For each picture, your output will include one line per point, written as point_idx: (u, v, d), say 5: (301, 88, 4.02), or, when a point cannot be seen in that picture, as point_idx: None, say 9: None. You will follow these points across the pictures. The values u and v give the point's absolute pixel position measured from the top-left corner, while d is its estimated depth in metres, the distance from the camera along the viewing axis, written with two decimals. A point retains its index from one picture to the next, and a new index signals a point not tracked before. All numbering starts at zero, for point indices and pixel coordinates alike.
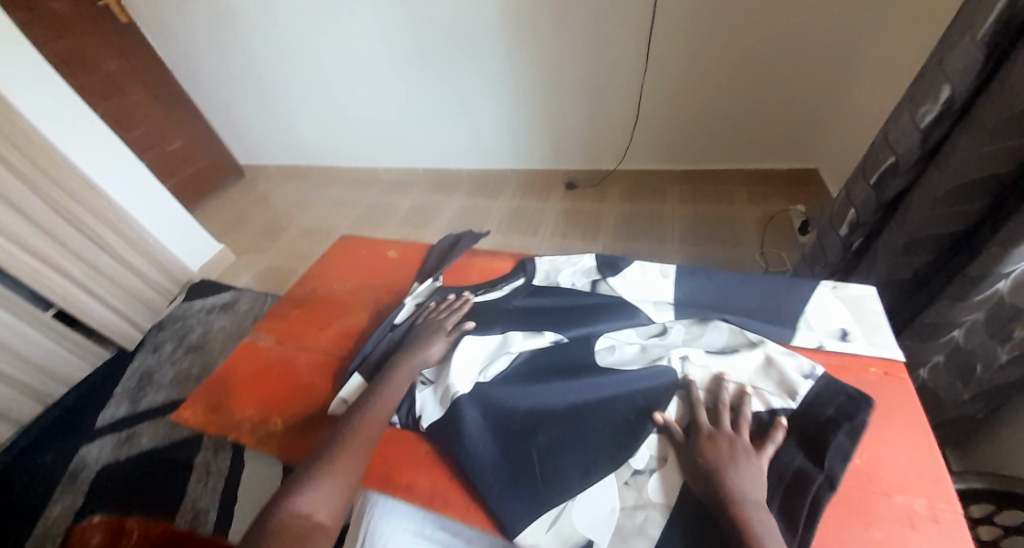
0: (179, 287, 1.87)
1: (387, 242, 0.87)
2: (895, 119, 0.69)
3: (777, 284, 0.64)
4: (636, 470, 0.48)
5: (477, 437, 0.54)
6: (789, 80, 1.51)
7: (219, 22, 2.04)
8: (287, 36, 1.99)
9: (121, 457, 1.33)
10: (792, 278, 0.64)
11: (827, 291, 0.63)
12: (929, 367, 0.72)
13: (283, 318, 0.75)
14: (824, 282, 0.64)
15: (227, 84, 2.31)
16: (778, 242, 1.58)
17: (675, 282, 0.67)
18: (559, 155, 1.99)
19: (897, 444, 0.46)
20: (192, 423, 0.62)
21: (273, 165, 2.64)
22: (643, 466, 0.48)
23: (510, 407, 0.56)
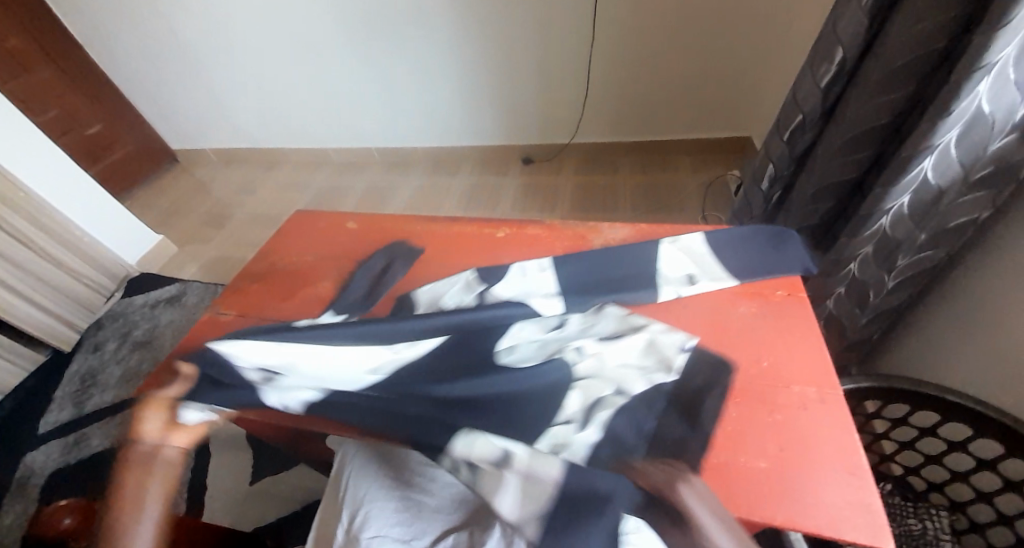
0: (117, 282, 1.76)
1: (344, 215, 0.88)
2: (801, 81, 0.78)
3: (628, 252, 0.68)
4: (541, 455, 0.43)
5: (375, 412, 0.50)
6: (722, 51, 1.62)
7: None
8: (217, 10, 1.87)
9: (71, 459, 1.27)
10: (637, 243, 0.69)
11: (667, 247, 0.67)
12: (834, 299, 0.83)
13: (243, 293, 0.75)
14: (664, 240, 0.69)
15: (150, 62, 2.13)
16: (716, 206, 1.70)
17: (554, 272, 0.66)
18: (512, 130, 2.02)
19: (796, 349, 0.54)
20: (158, 398, 0.62)
21: (211, 151, 2.48)
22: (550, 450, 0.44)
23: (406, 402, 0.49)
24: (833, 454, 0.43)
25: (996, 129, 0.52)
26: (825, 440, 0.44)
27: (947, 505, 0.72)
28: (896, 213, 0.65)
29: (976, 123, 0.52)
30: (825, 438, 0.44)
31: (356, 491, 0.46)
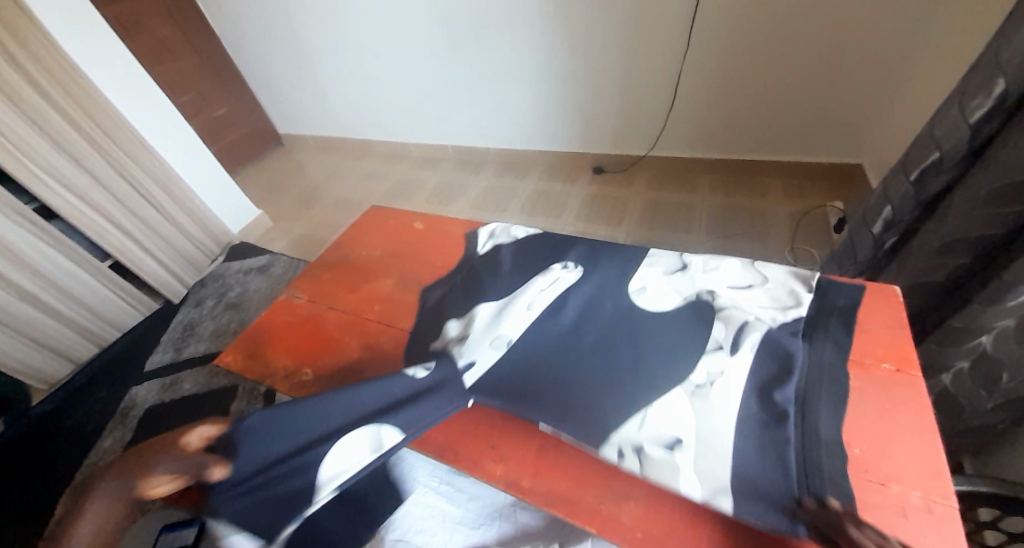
0: (221, 247, 1.98)
1: (414, 214, 0.90)
2: (943, 115, 0.67)
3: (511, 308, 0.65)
4: (697, 384, 0.49)
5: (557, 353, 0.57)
6: (838, 68, 1.43)
7: None
8: (330, 11, 2.03)
9: (166, 398, 1.45)
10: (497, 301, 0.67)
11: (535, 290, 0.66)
12: (953, 373, 0.70)
13: (317, 278, 0.80)
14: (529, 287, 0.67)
15: (271, 54, 2.37)
16: (810, 240, 1.53)
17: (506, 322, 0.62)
18: (590, 139, 1.97)
19: (901, 438, 0.44)
20: (233, 367, 0.67)
21: (310, 137, 2.72)
22: (703, 380, 0.49)
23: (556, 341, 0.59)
24: None
25: None
26: None
27: None
28: None
29: None
30: None
31: None
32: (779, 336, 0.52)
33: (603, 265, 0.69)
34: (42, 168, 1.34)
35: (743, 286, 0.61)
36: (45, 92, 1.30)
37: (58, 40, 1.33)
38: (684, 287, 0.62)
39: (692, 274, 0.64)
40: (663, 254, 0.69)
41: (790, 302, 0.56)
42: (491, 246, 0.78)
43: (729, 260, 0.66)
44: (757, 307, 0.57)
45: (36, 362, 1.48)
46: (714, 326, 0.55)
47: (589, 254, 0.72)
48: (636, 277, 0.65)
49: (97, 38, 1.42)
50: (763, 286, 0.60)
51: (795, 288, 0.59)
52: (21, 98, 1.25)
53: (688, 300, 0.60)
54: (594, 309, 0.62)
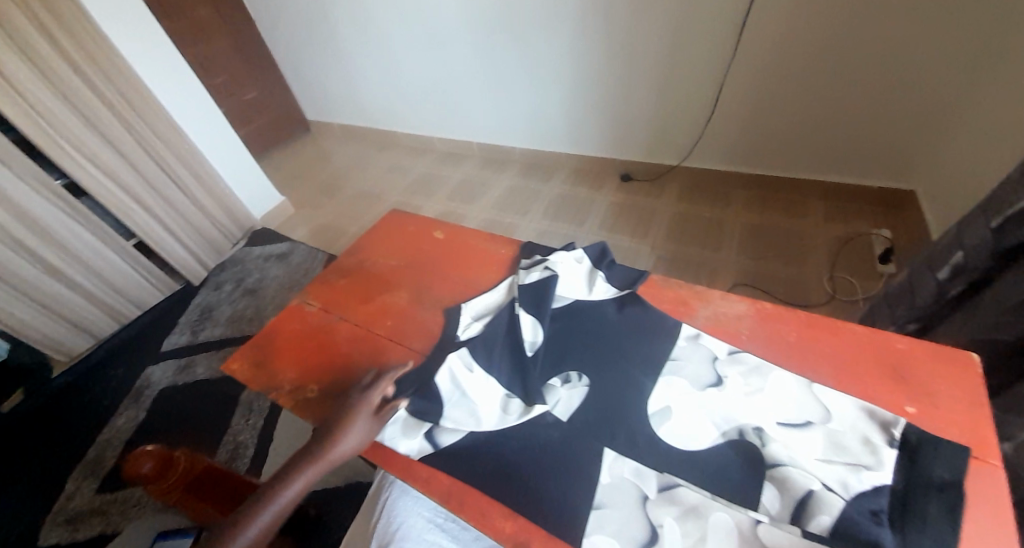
0: (243, 232, 1.98)
1: (435, 223, 0.86)
2: None
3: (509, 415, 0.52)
4: (758, 519, 0.38)
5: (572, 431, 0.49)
6: (896, 89, 1.33)
7: None
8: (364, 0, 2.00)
9: (179, 382, 1.46)
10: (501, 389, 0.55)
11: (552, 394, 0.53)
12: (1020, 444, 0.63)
13: (330, 285, 0.77)
14: (552, 381, 0.54)
15: (304, 41, 2.36)
16: (851, 269, 1.43)
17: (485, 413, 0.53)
18: (620, 145, 1.91)
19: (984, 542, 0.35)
20: (239, 376, 0.64)
21: (338, 125, 2.72)
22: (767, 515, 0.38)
23: (578, 409, 0.51)
24: None
25: None
26: None
27: None
28: None
29: None
30: None
31: (390, 521, 0.54)
32: (860, 493, 0.37)
33: (640, 317, 0.60)
34: (72, 145, 1.35)
35: (798, 424, 0.44)
36: (80, 69, 1.31)
37: (96, 18, 1.33)
38: (721, 418, 0.45)
39: (729, 397, 0.47)
40: (692, 357, 0.53)
41: (864, 461, 0.40)
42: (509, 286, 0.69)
43: (777, 377, 0.48)
44: (820, 465, 0.40)
45: (56, 336, 1.49)
46: (763, 488, 0.40)
47: (620, 277, 0.68)
48: (656, 394, 0.50)
49: (134, 17, 1.42)
50: (826, 429, 0.43)
51: (870, 438, 0.42)
52: (54, 73, 1.26)
53: (726, 438, 0.44)
54: (619, 342, 0.57)
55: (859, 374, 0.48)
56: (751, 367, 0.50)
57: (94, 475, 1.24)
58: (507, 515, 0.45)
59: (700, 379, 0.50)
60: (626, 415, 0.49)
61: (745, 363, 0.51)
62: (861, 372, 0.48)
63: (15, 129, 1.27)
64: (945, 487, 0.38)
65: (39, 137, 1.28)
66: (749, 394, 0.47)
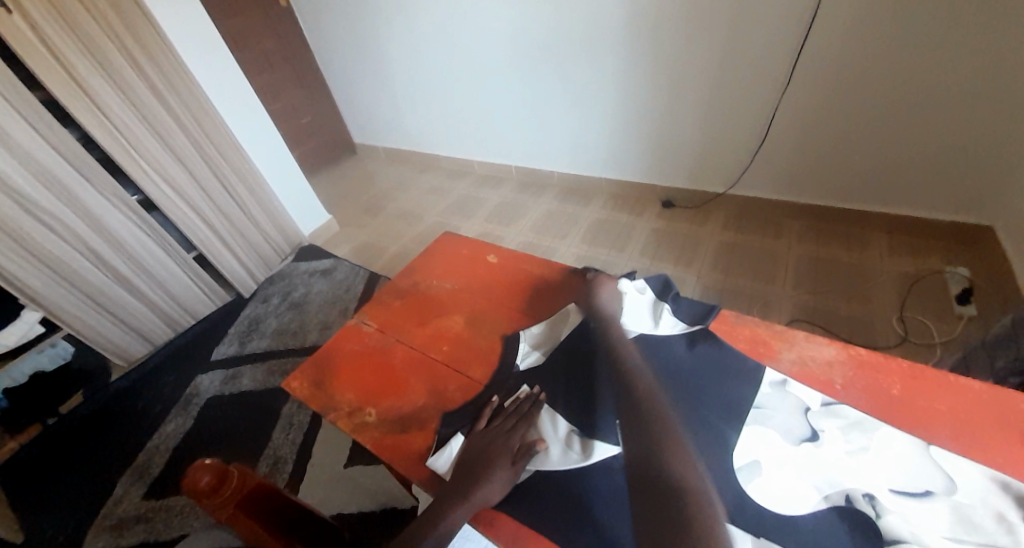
0: (291, 248, 2.06)
1: (489, 247, 0.86)
2: None
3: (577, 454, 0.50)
4: None
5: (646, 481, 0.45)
6: (973, 120, 1.25)
7: (359, 13, 2.19)
8: (417, 32, 2.09)
9: (225, 391, 1.50)
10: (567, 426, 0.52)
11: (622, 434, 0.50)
12: None
13: (386, 305, 0.77)
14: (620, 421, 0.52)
15: (357, 69, 2.49)
16: (922, 309, 1.33)
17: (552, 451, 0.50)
18: (664, 171, 1.88)
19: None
20: (298, 394, 0.65)
21: (382, 148, 2.83)
22: None
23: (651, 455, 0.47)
24: None
25: None
26: None
27: None
28: None
29: None
30: None
31: None
32: None
33: (714, 357, 0.56)
34: (148, 163, 1.45)
35: (914, 493, 0.39)
36: (159, 93, 1.41)
37: (177, 48, 1.44)
38: (821, 478, 0.41)
39: (829, 456, 0.43)
40: (777, 405, 0.49)
41: (1002, 543, 0.35)
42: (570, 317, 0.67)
43: (882, 434, 0.44)
44: (947, 544, 0.35)
45: (118, 341, 1.57)
46: None
47: (687, 309, 0.65)
48: (741, 445, 0.46)
49: (211, 48, 1.53)
50: (949, 500, 0.38)
51: (1005, 514, 0.36)
52: (135, 96, 1.37)
53: (830, 503, 0.40)
54: (692, 381, 0.54)
55: (980, 437, 0.43)
56: (849, 421, 0.46)
57: (141, 480, 1.28)
58: None
59: (792, 431, 0.46)
60: (709, 465, 0.45)
61: (843, 416, 0.46)
62: (982, 436, 0.43)
63: (99, 148, 1.38)
64: None
65: (119, 154, 1.38)
66: (853, 454, 0.43)
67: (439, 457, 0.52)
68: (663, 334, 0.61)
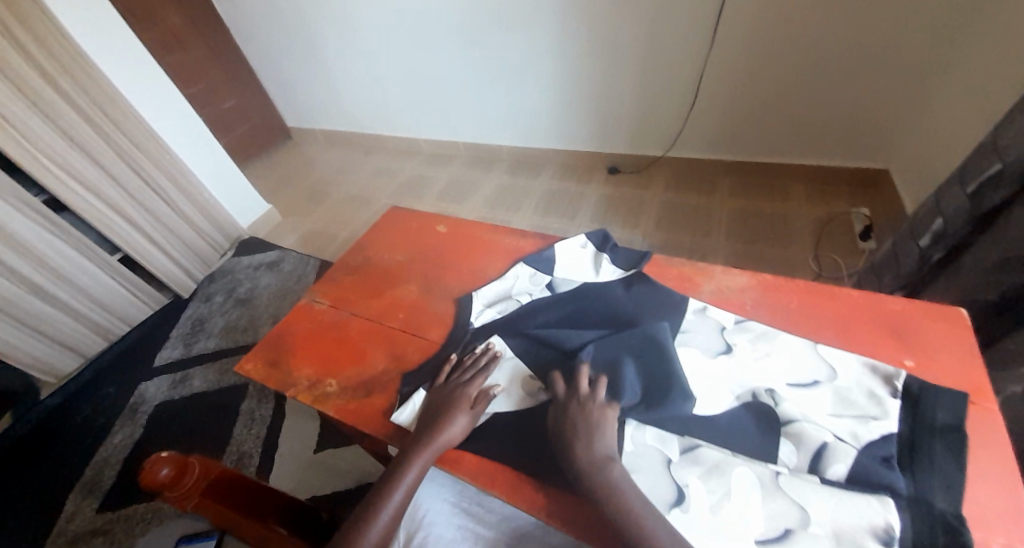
0: (230, 242, 1.96)
1: (437, 217, 0.87)
2: (1008, 126, 0.63)
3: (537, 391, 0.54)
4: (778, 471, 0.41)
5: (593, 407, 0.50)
6: (868, 72, 1.38)
7: None
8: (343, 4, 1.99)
9: (175, 395, 1.44)
10: (525, 370, 0.57)
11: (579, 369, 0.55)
12: (1005, 397, 0.67)
13: (337, 282, 0.77)
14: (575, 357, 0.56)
15: (282, 47, 2.34)
16: (834, 248, 1.49)
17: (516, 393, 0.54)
18: (606, 138, 1.94)
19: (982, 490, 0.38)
20: (253, 376, 0.65)
21: (320, 131, 2.70)
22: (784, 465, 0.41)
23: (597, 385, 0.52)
24: None
25: None
26: None
27: None
28: None
29: None
30: None
31: (417, 510, 0.55)
32: (868, 447, 0.41)
33: (648, 296, 0.63)
34: (53, 161, 1.32)
35: (806, 383, 0.48)
36: (54, 82, 1.27)
37: (69, 29, 1.30)
38: (736, 382, 0.49)
39: (740, 364, 0.51)
40: (701, 329, 0.57)
41: (871, 412, 0.44)
42: (515, 274, 0.71)
43: (783, 340, 0.53)
44: (830, 419, 0.44)
45: (43, 356, 1.45)
46: (780, 444, 0.43)
47: (624, 257, 0.71)
48: (674, 364, 0.52)
49: (108, 28, 1.39)
50: (832, 386, 0.47)
51: (874, 390, 0.46)
52: (30, 88, 1.22)
53: (741, 400, 0.47)
54: (631, 318, 0.60)
55: (858, 336, 0.53)
56: (757, 335, 0.55)
57: (92, 495, 1.21)
58: (539, 487, 0.47)
59: (712, 348, 0.54)
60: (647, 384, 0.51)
61: (752, 330, 0.55)
62: (861, 335, 0.53)
63: None
64: (943, 431, 0.42)
65: (16, 153, 1.24)
66: (758, 359, 0.51)
67: (402, 411, 0.55)
68: (604, 280, 0.67)
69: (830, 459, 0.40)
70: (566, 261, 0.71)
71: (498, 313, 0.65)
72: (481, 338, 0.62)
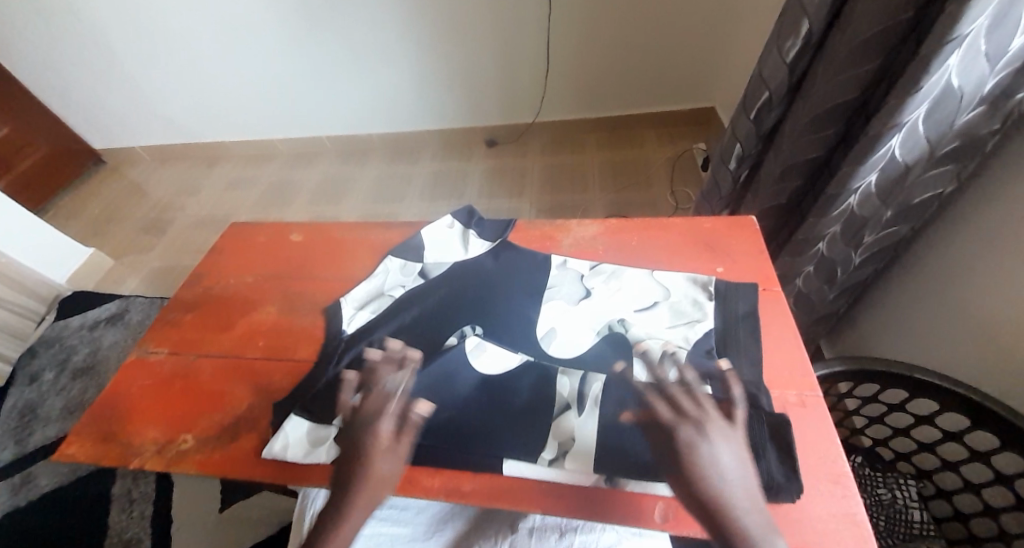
0: (47, 305, 1.63)
1: (288, 226, 0.79)
2: (767, 58, 0.75)
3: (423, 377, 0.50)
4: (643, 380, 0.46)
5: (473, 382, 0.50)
6: (682, 17, 1.58)
7: None
8: None
9: (17, 503, 1.17)
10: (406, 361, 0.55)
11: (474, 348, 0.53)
12: (803, 277, 0.84)
13: (176, 324, 0.67)
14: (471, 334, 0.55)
15: (66, 54, 1.92)
16: (685, 181, 1.69)
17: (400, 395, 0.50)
18: (475, 111, 1.92)
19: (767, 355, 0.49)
20: (83, 459, 0.54)
21: (141, 148, 2.26)
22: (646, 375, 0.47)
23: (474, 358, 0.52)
24: (812, 465, 0.40)
25: (964, 102, 0.52)
26: (808, 450, 0.41)
27: (911, 471, 0.73)
28: (865, 191, 0.65)
29: (946, 97, 0.52)
30: (809, 448, 0.41)
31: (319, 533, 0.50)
32: (697, 348, 0.49)
33: (511, 261, 0.65)
34: None
35: (648, 306, 0.55)
36: None
37: None
38: (595, 321, 0.54)
39: (598, 303, 0.56)
40: (563, 281, 0.61)
41: (695, 317, 0.52)
42: (384, 269, 0.68)
43: (627, 275, 0.59)
44: (668, 331, 0.51)
45: None
46: (634, 365, 0.49)
47: (489, 229, 0.72)
48: (542, 319, 0.56)
49: None
50: (667, 303, 0.54)
51: (697, 298, 0.54)
52: None
53: (601, 335, 0.53)
54: (497, 286, 0.62)
55: (686, 257, 0.61)
56: (609, 275, 0.60)
57: None
58: (432, 472, 0.47)
59: (574, 296, 0.58)
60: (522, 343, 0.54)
61: (604, 271, 0.61)
62: (687, 255, 0.61)
63: None
64: (747, 317, 0.51)
65: None
66: (611, 294, 0.57)
67: (273, 445, 0.49)
68: (472, 255, 0.67)
69: (674, 360, 0.47)
70: (433, 246, 0.70)
71: (372, 313, 0.62)
72: (355, 342, 0.58)
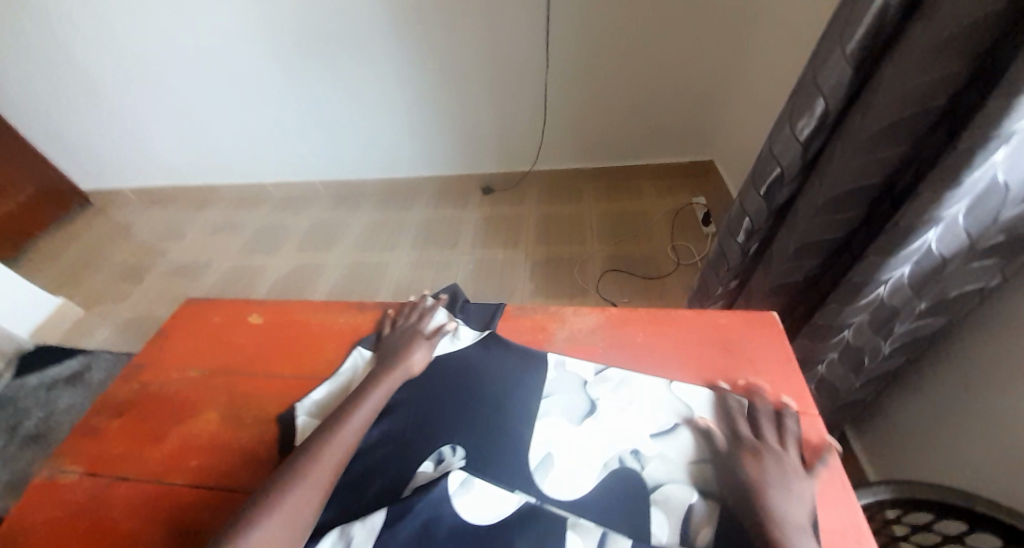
0: (6, 360, 1.51)
1: (250, 304, 0.71)
2: (778, 131, 0.69)
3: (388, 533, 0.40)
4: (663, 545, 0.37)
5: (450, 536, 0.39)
6: (678, 75, 1.59)
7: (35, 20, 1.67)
8: (137, 41, 1.69)
9: None
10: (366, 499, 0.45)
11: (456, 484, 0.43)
12: (826, 363, 0.75)
13: (102, 433, 0.57)
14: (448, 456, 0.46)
15: (62, 99, 1.91)
16: (686, 236, 1.63)
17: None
18: (472, 160, 1.89)
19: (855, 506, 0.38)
20: None
21: (130, 190, 2.22)
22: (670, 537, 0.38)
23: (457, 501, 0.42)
24: None
25: (1010, 199, 0.45)
26: None
27: None
28: (896, 282, 0.58)
29: (990, 193, 0.45)
30: None
31: None
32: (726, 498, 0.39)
33: (499, 359, 0.56)
34: None
35: (667, 429, 0.46)
36: None
37: None
38: (602, 449, 0.45)
39: (604, 424, 0.47)
40: (561, 388, 0.52)
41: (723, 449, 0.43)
42: (351, 366, 0.59)
43: (639, 383, 0.51)
44: (690, 472, 0.42)
45: None
46: (653, 516, 0.39)
47: (475, 316, 0.64)
48: (535, 443, 0.46)
49: None
50: (687, 429, 0.45)
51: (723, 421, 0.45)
52: None
53: (609, 470, 0.43)
54: (483, 391, 0.52)
55: (701, 363, 0.52)
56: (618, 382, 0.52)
57: None
58: None
59: (575, 411, 0.49)
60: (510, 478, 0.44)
61: (610, 378, 0.52)
62: (702, 360, 0.53)
63: None
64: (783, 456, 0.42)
65: None
66: (618, 412, 0.48)
67: None
68: (455, 350, 0.58)
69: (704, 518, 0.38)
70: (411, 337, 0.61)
71: None
72: None
